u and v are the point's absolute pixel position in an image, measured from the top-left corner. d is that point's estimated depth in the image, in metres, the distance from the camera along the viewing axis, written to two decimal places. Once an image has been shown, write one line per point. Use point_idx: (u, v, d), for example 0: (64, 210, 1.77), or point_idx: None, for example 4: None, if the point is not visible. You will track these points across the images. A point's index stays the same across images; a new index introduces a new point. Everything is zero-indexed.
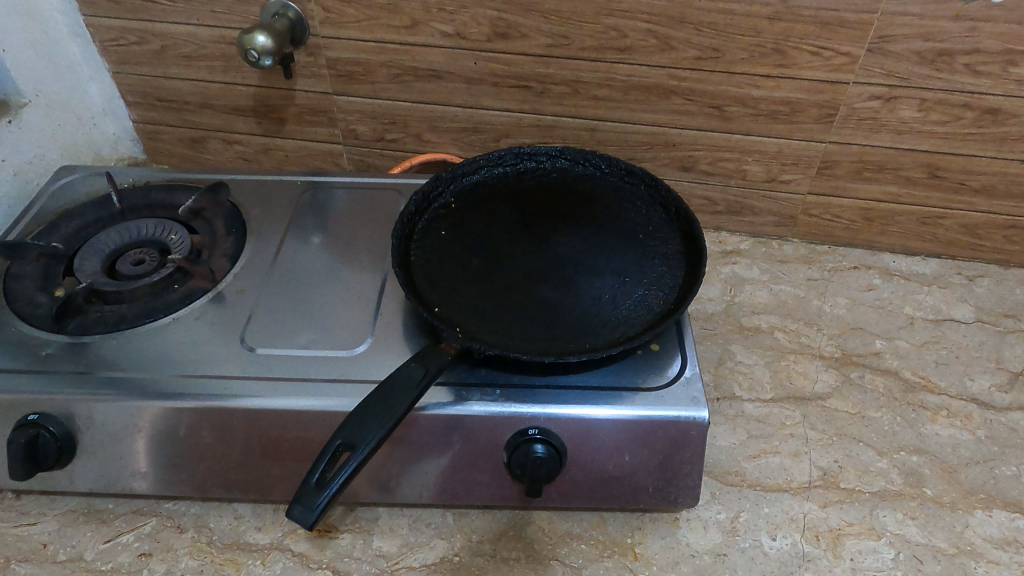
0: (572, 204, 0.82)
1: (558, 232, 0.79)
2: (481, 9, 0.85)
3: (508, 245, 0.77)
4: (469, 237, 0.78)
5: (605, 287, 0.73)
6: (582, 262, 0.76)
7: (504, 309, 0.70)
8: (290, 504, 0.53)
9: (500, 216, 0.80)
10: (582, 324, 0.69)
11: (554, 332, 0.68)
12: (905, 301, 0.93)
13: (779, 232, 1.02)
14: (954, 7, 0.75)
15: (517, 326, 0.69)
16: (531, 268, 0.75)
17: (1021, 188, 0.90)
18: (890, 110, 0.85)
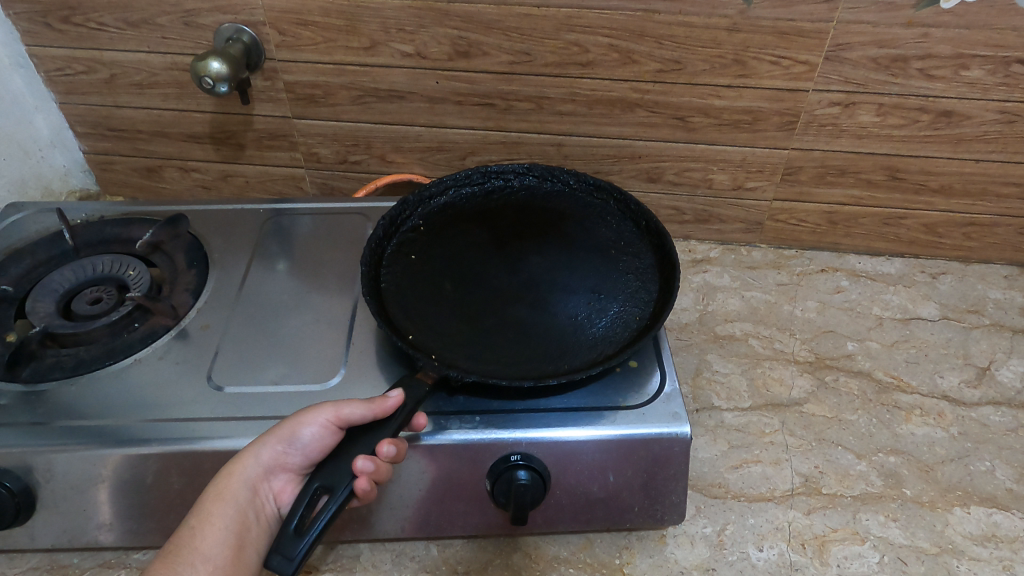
0: (542, 222, 0.81)
1: (530, 252, 0.78)
2: (441, 28, 0.84)
3: (480, 267, 0.76)
4: (441, 261, 0.76)
5: (582, 305, 0.72)
6: (557, 281, 0.75)
7: (482, 333, 0.69)
8: (268, 553, 0.51)
9: (470, 238, 0.79)
10: (561, 345, 0.68)
11: (534, 354, 0.68)
12: (873, 301, 0.95)
13: (747, 238, 1.03)
14: (905, 15, 0.77)
15: (495, 350, 0.68)
16: (505, 290, 0.74)
17: (977, 187, 0.92)
18: (849, 116, 0.87)
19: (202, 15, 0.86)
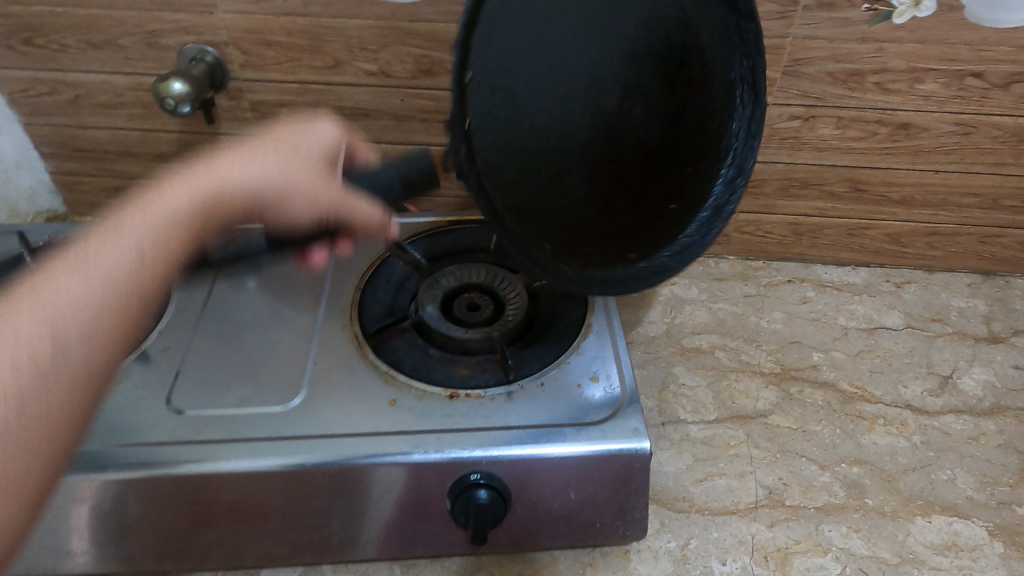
0: (675, 89, 0.65)
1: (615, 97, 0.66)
2: (404, 47, 0.84)
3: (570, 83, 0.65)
4: (552, 42, 0.63)
5: (598, 206, 0.68)
6: (598, 162, 0.68)
7: (520, 140, 0.66)
8: None
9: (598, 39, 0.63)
10: (559, 220, 0.68)
11: (532, 209, 0.67)
12: (839, 312, 0.96)
13: (714, 249, 1.03)
14: (859, 30, 0.78)
15: (516, 169, 0.67)
16: (564, 134, 0.67)
17: (938, 198, 0.93)
18: (809, 129, 0.88)
19: (165, 36, 0.86)
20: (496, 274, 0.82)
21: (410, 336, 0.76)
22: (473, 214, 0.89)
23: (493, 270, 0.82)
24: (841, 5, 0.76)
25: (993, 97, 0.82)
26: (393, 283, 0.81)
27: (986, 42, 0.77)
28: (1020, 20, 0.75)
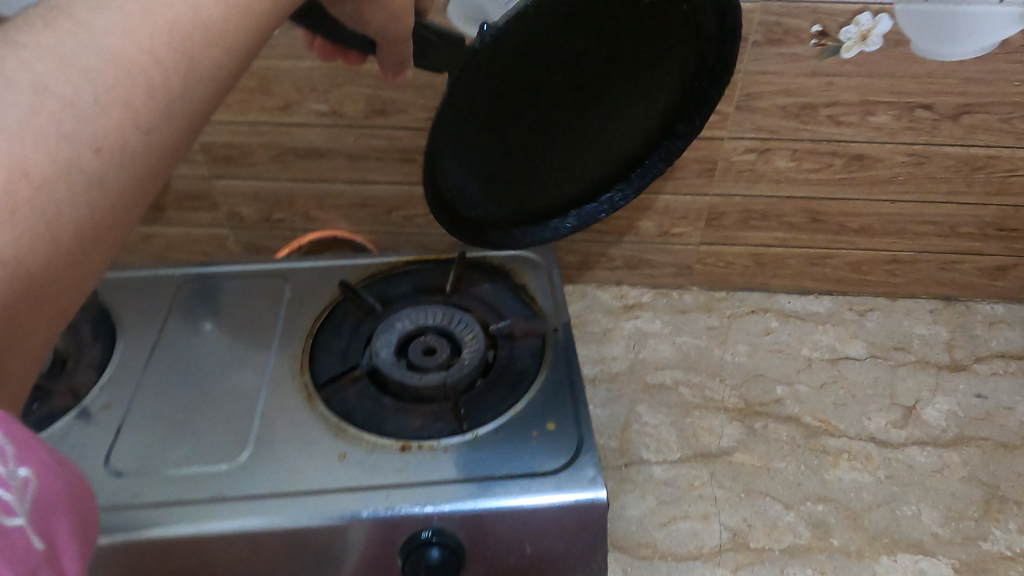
0: (645, 98, 0.64)
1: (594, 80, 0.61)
2: (354, 87, 0.83)
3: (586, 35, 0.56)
4: (594, 22, 0.55)
5: (517, 162, 0.65)
6: (540, 141, 0.64)
7: (524, 60, 0.55)
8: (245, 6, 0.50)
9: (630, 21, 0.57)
10: (485, 152, 0.62)
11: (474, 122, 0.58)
12: (802, 342, 0.95)
13: (678, 281, 1.03)
14: (810, 65, 0.78)
15: (502, 57, 0.53)
16: (544, 86, 0.59)
17: (896, 226, 0.93)
18: (765, 162, 0.87)
19: None
20: (452, 315, 0.79)
21: (362, 386, 0.73)
22: (431, 256, 0.88)
23: (449, 312, 0.80)
24: (790, 40, 0.76)
25: (944, 128, 0.82)
26: (345, 329, 0.79)
27: (934, 75, 0.78)
28: (963, 54, 0.75)
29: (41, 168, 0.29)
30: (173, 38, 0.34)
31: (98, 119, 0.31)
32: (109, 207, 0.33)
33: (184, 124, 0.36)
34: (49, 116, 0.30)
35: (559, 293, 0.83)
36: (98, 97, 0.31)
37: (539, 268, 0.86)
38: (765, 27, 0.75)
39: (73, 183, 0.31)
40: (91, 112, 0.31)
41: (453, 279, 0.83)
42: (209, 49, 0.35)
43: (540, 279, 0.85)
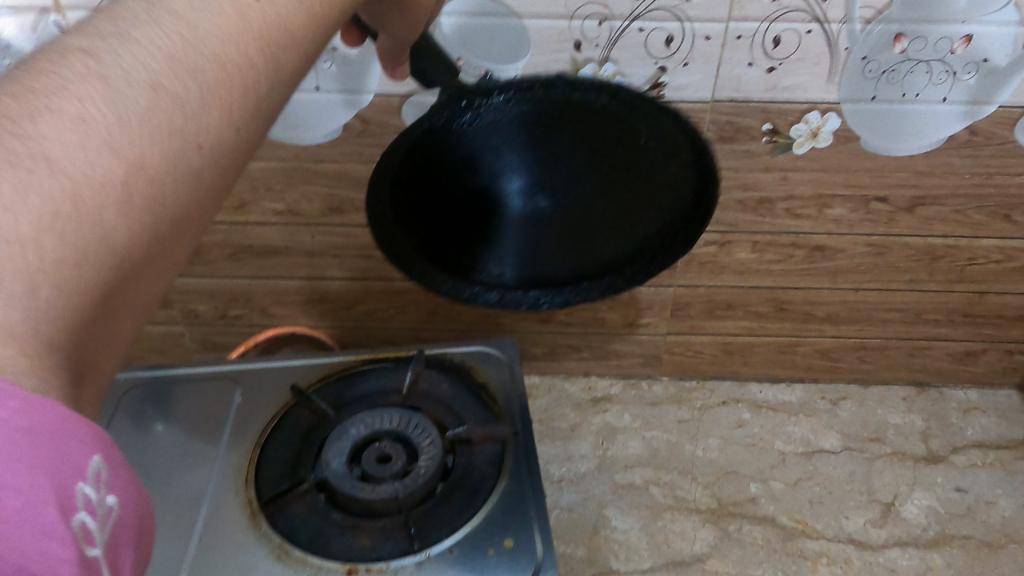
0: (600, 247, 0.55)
1: (569, 190, 0.53)
2: (311, 187, 0.82)
3: (567, 132, 0.51)
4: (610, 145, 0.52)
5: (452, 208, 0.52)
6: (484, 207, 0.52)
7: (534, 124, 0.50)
8: None
9: (618, 146, 0.51)
10: (428, 209, 0.52)
11: (429, 169, 0.51)
12: (775, 435, 0.92)
13: (647, 372, 1.00)
14: (763, 161, 0.78)
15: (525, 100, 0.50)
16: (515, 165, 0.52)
17: (862, 314, 0.92)
18: (727, 254, 0.87)
19: None
20: (409, 419, 0.75)
21: (311, 498, 0.69)
22: (388, 353, 0.85)
23: (406, 414, 0.76)
24: (742, 137, 0.76)
25: (900, 220, 0.83)
26: (296, 435, 0.76)
27: (887, 169, 0.78)
28: (911, 149, 0.77)
29: (154, 161, 0.28)
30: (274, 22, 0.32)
31: (202, 111, 0.29)
32: (198, 195, 0.31)
33: (282, 110, 0.34)
34: (169, 105, 0.28)
35: (521, 392, 0.80)
36: (212, 84, 0.30)
37: (501, 363, 0.84)
38: (716, 126, 0.76)
39: (185, 173, 0.30)
40: (196, 103, 0.29)
41: (411, 379, 0.80)
42: (303, 34, 0.34)
43: (502, 377, 0.82)
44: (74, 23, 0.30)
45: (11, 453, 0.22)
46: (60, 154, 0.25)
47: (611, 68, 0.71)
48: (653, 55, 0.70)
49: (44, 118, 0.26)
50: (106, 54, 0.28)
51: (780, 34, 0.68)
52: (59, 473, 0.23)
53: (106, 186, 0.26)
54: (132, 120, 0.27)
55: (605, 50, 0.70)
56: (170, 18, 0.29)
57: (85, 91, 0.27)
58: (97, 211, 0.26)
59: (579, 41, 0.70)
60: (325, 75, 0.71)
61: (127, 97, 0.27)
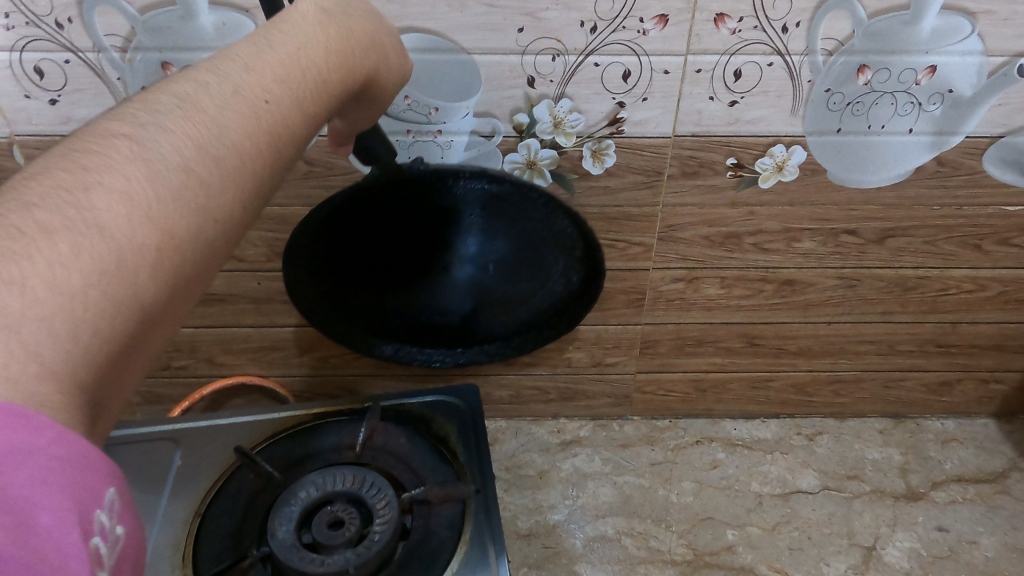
0: (476, 318, 0.68)
1: (474, 263, 0.63)
2: (254, 232, 0.77)
3: (469, 221, 0.60)
4: (504, 235, 0.62)
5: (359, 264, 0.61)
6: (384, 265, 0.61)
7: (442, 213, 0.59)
8: None
9: (517, 236, 0.62)
10: (334, 262, 0.61)
11: (350, 228, 0.58)
12: (751, 475, 0.89)
13: (617, 412, 0.96)
14: (728, 196, 0.75)
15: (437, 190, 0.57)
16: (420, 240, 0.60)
17: (835, 347, 0.90)
18: (694, 290, 0.84)
19: None
20: (364, 477, 0.70)
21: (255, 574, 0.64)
22: (341, 405, 0.80)
23: (360, 473, 0.70)
24: (706, 172, 0.73)
25: (870, 252, 0.80)
26: (240, 503, 0.70)
27: (855, 201, 0.76)
28: (878, 180, 0.74)
29: (180, 233, 0.30)
30: (285, 119, 0.35)
31: (220, 193, 0.32)
32: (206, 262, 0.32)
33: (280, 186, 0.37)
34: (198, 185, 0.31)
35: (483, 444, 0.75)
36: (231, 170, 0.32)
37: (462, 415, 0.79)
38: (679, 161, 0.72)
39: (202, 246, 0.31)
40: (217, 186, 0.32)
41: (365, 434, 0.74)
42: (306, 129, 0.37)
43: (463, 427, 0.77)
44: (107, 113, 0.32)
45: (46, 473, 0.22)
46: (109, 223, 0.27)
47: (567, 103, 0.68)
48: (610, 90, 0.67)
49: (94, 190, 0.28)
50: (143, 135, 0.30)
51: (740, 67, 0.65)
52: (85, 503, 0.23)
53: (144, 253, 0.28)
54: (166, 196, 0.29)
55: (560, 86, 0.67)
56: (197, 107, 0.32)
57: (127, 168, 0.29)
58: (135, 277, 0.28)
59: (533, 78, 0.66)
60: None
61: (165, 176, 0.30)
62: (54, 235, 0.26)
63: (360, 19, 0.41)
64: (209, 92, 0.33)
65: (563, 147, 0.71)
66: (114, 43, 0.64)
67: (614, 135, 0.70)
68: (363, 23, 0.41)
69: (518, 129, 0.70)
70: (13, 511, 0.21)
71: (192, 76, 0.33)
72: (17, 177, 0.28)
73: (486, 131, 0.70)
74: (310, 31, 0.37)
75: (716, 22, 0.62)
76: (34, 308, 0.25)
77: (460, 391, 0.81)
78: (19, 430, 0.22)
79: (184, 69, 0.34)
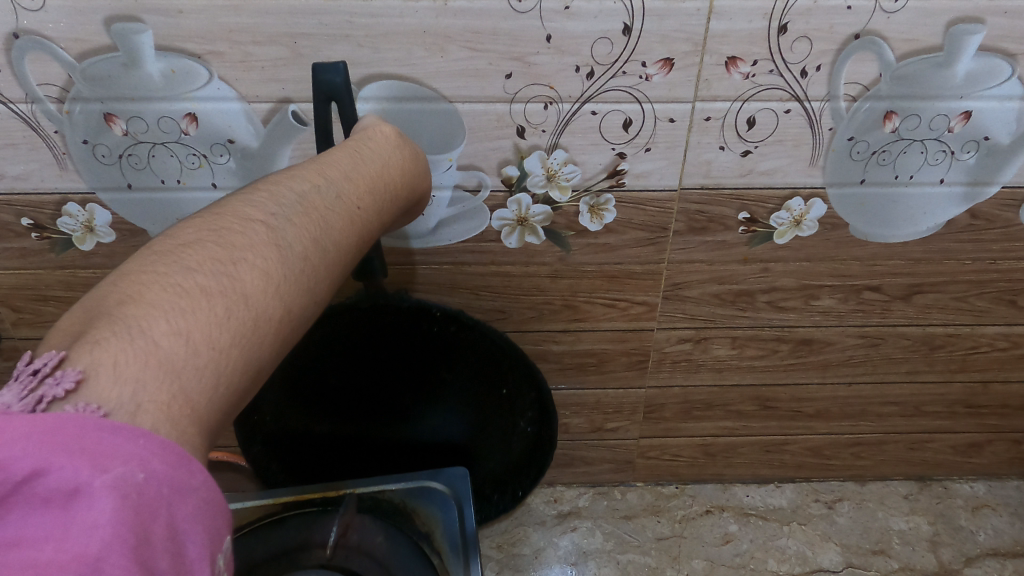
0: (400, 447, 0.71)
1: (445, 398, 0.67)
2: None
3: (451, 367, 0.66)
4: (477, 387, 0.66)
5: (349, 369, 0.65)
6: (363, 379, 0.66)
7: (426, 353, 0.65)
8: (326, 67, 0.45)
9: (488, 391, 0.66)
10: (323, 359, 0.64)
11: (351, 329, 0.62)
12: (766, 551, 0.83)
13: (619, 478, 0.89)
14: (740, 251, 0.68)
15: (426, 341, 0.64)
16: (403, 371, 0.66)
17: (856, 409, 0.82)
18: (703, 350, 0.76)
19: None
20: None
21: None
22: (313, 492, 0.68)
23: None
24: (715, 227, 0.66)
25: (895, 309, 0.73)
26: None
27: (878, 256, 0.69)
28: (906, 234, 0.67)
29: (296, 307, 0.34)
30: (366, 231, 0.40)
31: (325, 280, 0.36)
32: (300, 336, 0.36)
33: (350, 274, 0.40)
34: (311, 271, 0.35)
35: (473, 547, 0.64)
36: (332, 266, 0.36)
37: (447, 502, 0.67)
38: (685, 216, 0.65)
39: (302, 324, 0.35)
40: (323, 275, 0.36)
41: (337, 531, 0.63)
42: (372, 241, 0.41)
43: (450, 521, 0.66)
44: (236, 199, 0.36)
45: (195, 511, 0.26)
46: (248, 291, 0.31)
47: (561, 155, 0.61)
48: (609, 140, 0.60)
49: (240, 264, 0.32)
50: (274, 222, 0.34)
51: (754, 114, 0.58)
52: (214, 544, 0.27)
53: (269, 321, 0.32)
54: (290, 276, 0.33)
55: (553, 136, 0.59)
56: (317, 206, 0.36)
57: (263, 247, 0.33)
58: (260, 338, 0.32)
59: (523, 127, 0.59)
60: (224, 170, 0.62)
61: (291, 259, 0.34)
62: (211, 297, 0.30)
63: (416, 149, 0.47)
64: (319, 195, 0.37)
65: (557, 203, 0.64)
66: (50, 94, 0.56)
67: (614, 188, 0.63)
68: (416, 149, 0.47)
69: (507, 183, 0.63)
70: (173, 539, 0.25)
71: (304, 177, 0.38)
72: (183, 245, 0.32)
73: (472, 185, 0.63)
74: (385, 155, 0.43)
75: (727, 66, 0.55)
76: (197, 358, 0.29)
77: (450, 477, 0.68)
78: (184, 470, 0.26)
79: (296, 169, 0.39)
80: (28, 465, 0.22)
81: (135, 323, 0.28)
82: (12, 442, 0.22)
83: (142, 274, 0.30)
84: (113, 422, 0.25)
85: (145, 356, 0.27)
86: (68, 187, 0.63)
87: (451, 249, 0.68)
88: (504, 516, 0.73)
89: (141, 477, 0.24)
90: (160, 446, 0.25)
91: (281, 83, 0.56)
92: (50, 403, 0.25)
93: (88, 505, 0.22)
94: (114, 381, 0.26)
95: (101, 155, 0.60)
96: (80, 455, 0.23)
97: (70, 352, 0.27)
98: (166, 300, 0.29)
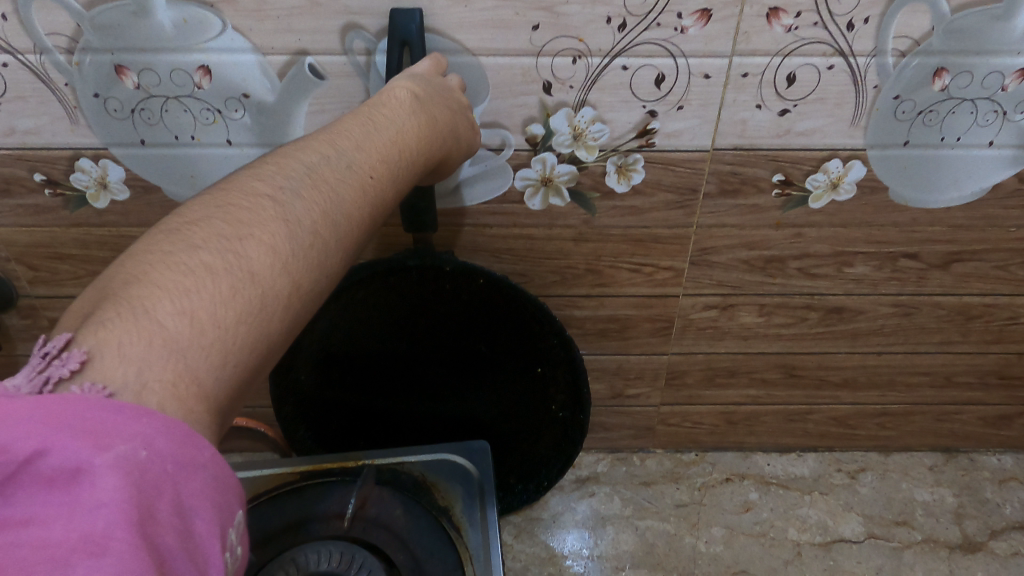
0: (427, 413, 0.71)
1: (477, 366, 0.67)
2: None
3: (489, 334, 0.64)
4: (511, 359, 0.66)
5: (383, 336, 0.64)
6: (396, 346, 0.65)
7: (465, 320, 0.63)
8: (409, 14, 0.50)
9: (520, 363, 0.66)
10: (357, 326, 0.63)
11: (393, 290, 0.61)
12: (787, 520, 0.83)
13: (638, 444, 0.89)
14: (772, 216, 0.65)
15: (467, 308, 0.62)
16: (439, 339, 0.65)
17: (885, 378, 0.80)
18: (729, 318, 0.74)
19: None
20: (352, 557, 0.58)
21: None
22: (331, 462, 0.67)
23: (349, 552, 0.59)
24: (747, 191, 0.63)
25: (932, 278, 0.70)
26: None
27: (917, 223, 0.66)
28: (948, 200, 0.64)
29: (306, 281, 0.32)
30: (390, 199, 0.38)
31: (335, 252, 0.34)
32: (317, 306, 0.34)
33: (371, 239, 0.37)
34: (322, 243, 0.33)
35: (491, 523, 0.62)
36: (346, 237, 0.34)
37: (468, 481, 0.66)
38: (716, 178, 0.62)
39: (316, 297, 0.33)
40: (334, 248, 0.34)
41: (355, 504, 0.63)
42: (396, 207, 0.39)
43: (469, 502, 0.64)
44: (252, 172, 0.34)
45: (204, 487, 0.25)
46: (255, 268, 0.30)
47: (588, 113, 0.58)
48: (639, 97, 0.57)
49: (246, 240, 0.30)
50: (284, 196, 0.33)
51: (795, 70, 0.55)
52: (224, 521, 0.25)
53: (280, 297, 0.30)
54: (295, 252, 0.31)
55: (581, 93, 0.57)
56: (329, 177, 0.34)
57: (271, 222, 0.31)
58: (269, 315, 0.30)
59: (549, 83, 0.56)
60: (239, 127, 0.60)
61: (300, 234, 0.32)
62: (216, 275, 0.29)
63: (444, 108, 0.44)
64: (330, 164, 0.35)
65: (583, 162, 0.61)
66: (58, 44, 0.54)
67: (643, 148, 0.60)
68: (444, 110, 0.44)
69: (532, 141, 0.60)
70: (182, 516, 0.23)
71: (317, 147, 0.36)
72: (192, 221, 0.31)
73: (495, 144, 0.60)
74: (406, 117, 0.40)
75: (768, 18, 0.52)
76: (204, 337, 0.27)
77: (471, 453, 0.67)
78: (192, 447, 0.25)
79: (308, 140, 0.37)
80: (28, 446, 0.21)
81: (140, 304, 0.27)
82: (14, 425, 0.22)
83: (150, 254, 0.29)
84: (117, 401, 0.24)
85: (148, 336, 0.27)
86: (79, 143, 0.61)
87: (472, 211, 0.66)
88: (527, 504, 0.74)
89: (144, 455, 0.23)
90: (165, 424, 0.24)
91: (297, 34, 0.54)
92: (56, 383, 0.25)
93: (91, 483, 0.21)
94: (119, 361, 0.26)
95: (113, 109, 0.58)
96: (82, 434, 0.22)
97: (78, 334, 0.27)
98: (172, 280, 0.28)
